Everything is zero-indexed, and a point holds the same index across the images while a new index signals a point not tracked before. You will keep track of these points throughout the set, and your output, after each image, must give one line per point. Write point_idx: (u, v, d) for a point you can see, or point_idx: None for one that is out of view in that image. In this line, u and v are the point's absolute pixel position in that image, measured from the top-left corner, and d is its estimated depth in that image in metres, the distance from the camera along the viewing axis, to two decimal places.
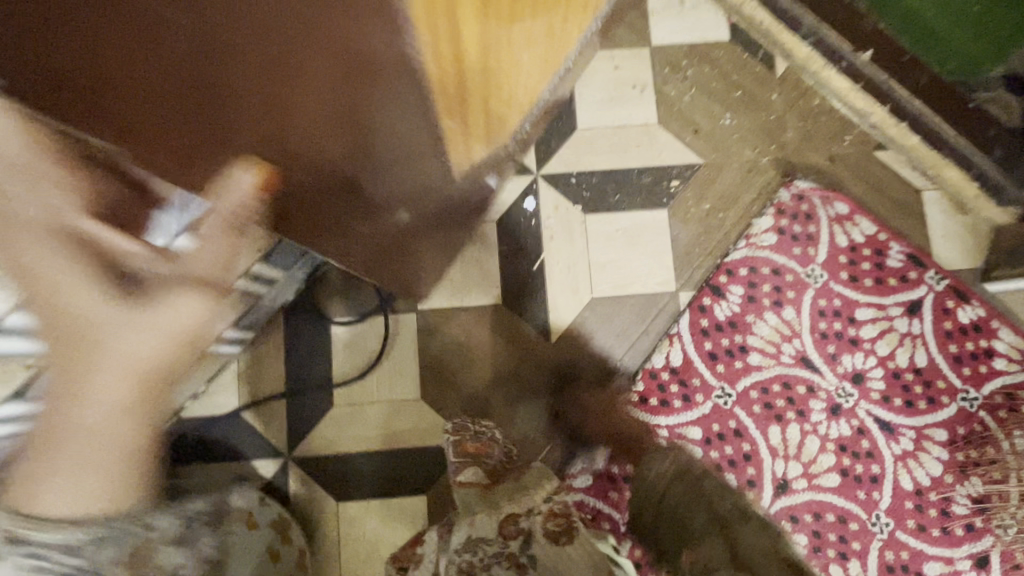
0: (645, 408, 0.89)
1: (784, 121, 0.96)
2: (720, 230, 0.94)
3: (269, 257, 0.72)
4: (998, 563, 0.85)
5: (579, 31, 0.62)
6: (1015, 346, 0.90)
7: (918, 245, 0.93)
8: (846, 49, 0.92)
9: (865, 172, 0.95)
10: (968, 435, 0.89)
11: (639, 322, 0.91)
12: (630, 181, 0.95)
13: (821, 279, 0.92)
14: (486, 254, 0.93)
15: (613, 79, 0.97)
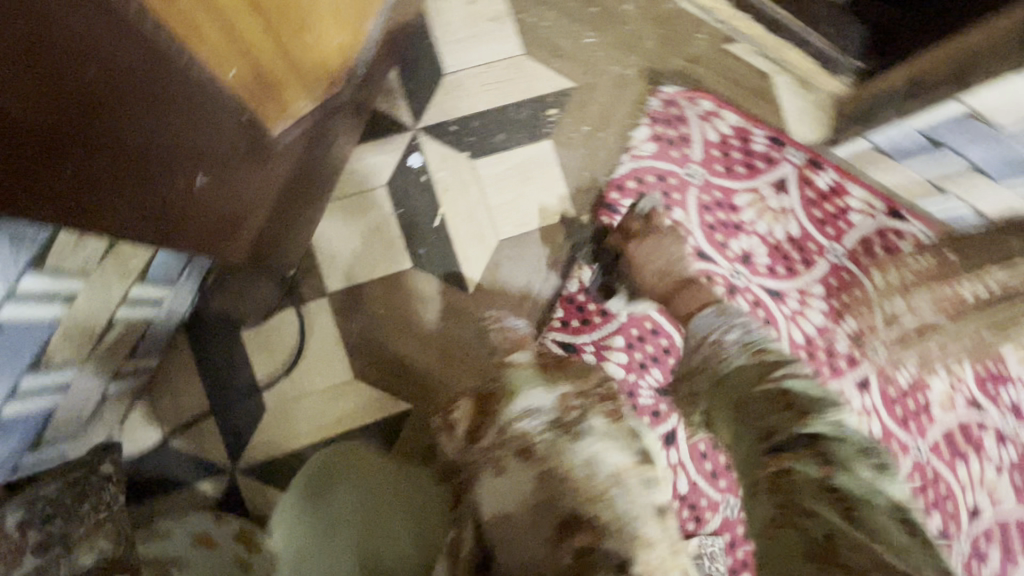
0: (568, 331, 0.94)
1: (641, 30, 0.98)
2: (604, 148, 0.97)
3: (147, 275, 0.64)
4: (876, 382, 1.02)
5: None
6: (865, 200, 1.04)
7: (775, 127, 1.02)
8: None
9: (720, 66, 1.01)
10: (840, 284, 1.03)
11: (546, 254, 0.95)
12: (509, 117, 0.95)
13: (700, 175, 0.99)
14: (384, 220, 0.91)
15: (470, 14, 0.94)
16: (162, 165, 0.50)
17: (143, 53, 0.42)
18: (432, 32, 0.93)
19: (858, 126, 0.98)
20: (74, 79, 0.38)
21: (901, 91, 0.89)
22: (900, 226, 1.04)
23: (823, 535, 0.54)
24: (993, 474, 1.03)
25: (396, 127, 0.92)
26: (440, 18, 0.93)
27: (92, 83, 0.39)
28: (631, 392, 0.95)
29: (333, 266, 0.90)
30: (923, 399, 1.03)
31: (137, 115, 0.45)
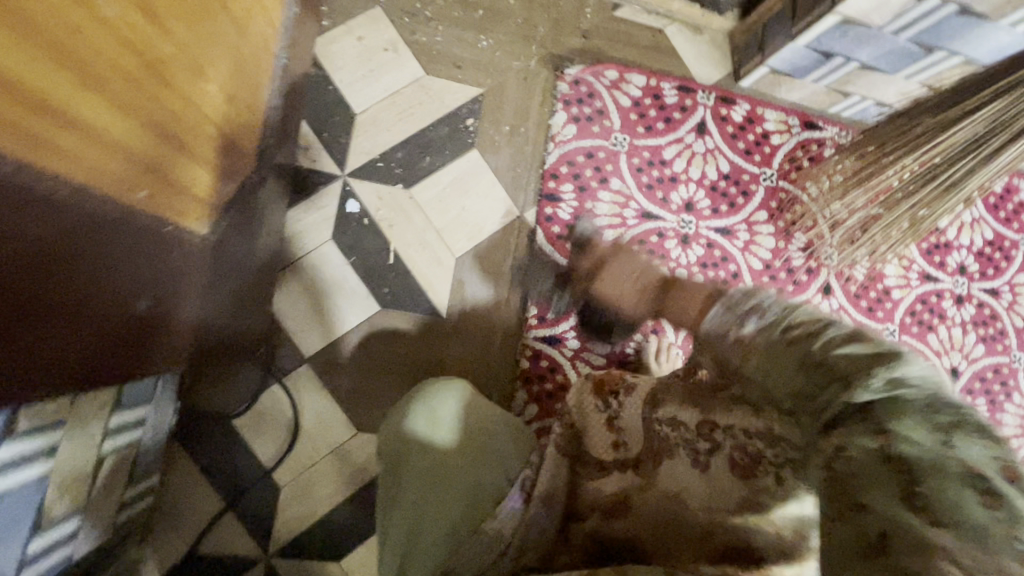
0: (546, 324, 0.97)
1: (531, 19, 1.00)
2: (529, 143, 0.99)
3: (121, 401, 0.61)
4: (836, 283, 1.10)
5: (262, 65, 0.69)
6: (780, 120, 1.09)
7: (681, 76, 1.06)
8: None
9: (615, 33, 1.04)
10: (780, 204, 1.08)
11: (505, 258, 0.97)
12: (430, 138, 0.95)
13: (625, 142, 1.02)
14: (340, 273, 0.91)
15: (364, 48, 0.93)
16: (71, 301, 0.44)
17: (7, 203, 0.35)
18: (330, 75, 0.92)
19: (757, 55, 1.03)
20: None
21: (785, 12, 0.95)
22: (818, 135, 1.11)
23: (876, 534, 0.34)
24: (960, 333, 1.14)
25: (322, 180, 0.91)
26: (334, 60, 0.92)
27: None
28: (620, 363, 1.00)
29: (304, 331, 0.90)
30: (882, 286, 1.12)
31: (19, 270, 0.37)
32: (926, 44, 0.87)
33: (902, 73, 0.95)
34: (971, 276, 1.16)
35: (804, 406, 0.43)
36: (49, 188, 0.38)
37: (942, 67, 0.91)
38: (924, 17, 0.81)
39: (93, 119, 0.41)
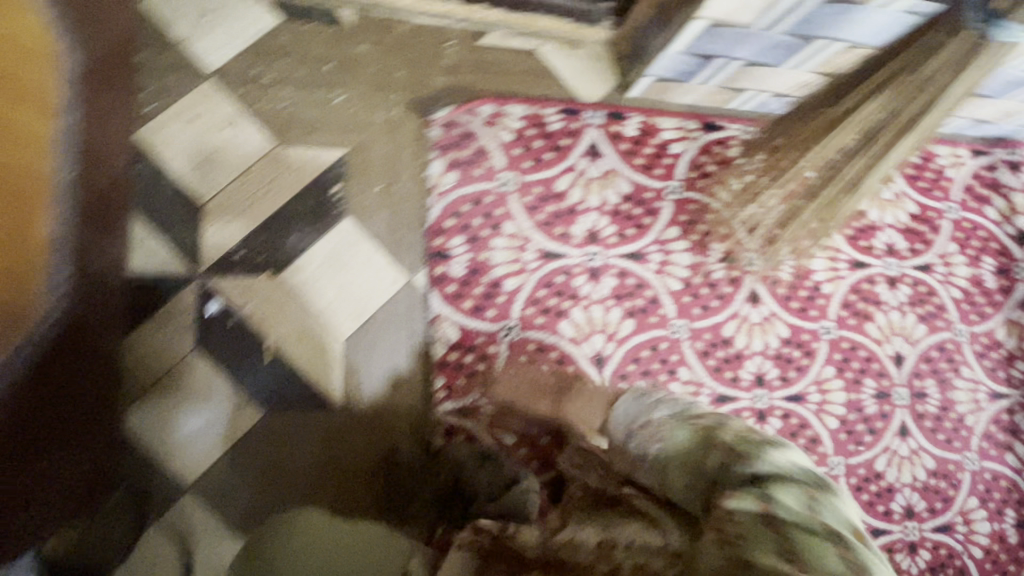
0: (456, 394, 0.89)
1: (386, 65, 0.91)
2: (407, 199, 0.90)
3: None
4: (763, 289, 1.03)
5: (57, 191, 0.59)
6: (678, 126, 1.02)
7: (563, 98, 0.98)
8: None
9: (482, 64, 0.95)
10: (691, 217, 1.01)
11: (400, 331, 0.89)
12: (294, 215, 0.86)
13: (513, 180, 0.94)
14: (212, 382, 0.82)
15: (202, 130, 0.84)
16: None
17: None
18: (168, 167, 0.83)
19: (637, 65, 0.95)
20: None
21: (654, 17, 0.87)
22: (720, 135, 1.04)
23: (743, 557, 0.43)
24: (898, 317, 1.09)
25: (175, 284, 0.81)
26: (170, 149, 0.83)
27: None
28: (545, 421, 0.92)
29: (180, 455, 0.80)
30: (812, 283, 1.06)
31: None
32: (803, 35, 0.80)
33: (788, 64, 0.88)
34: (902, 255, 1.11)
35: (696, 484, 0.55)
36: None
37: (828, 53, 0.84)
38: (792, 10, 0.74)
39: None
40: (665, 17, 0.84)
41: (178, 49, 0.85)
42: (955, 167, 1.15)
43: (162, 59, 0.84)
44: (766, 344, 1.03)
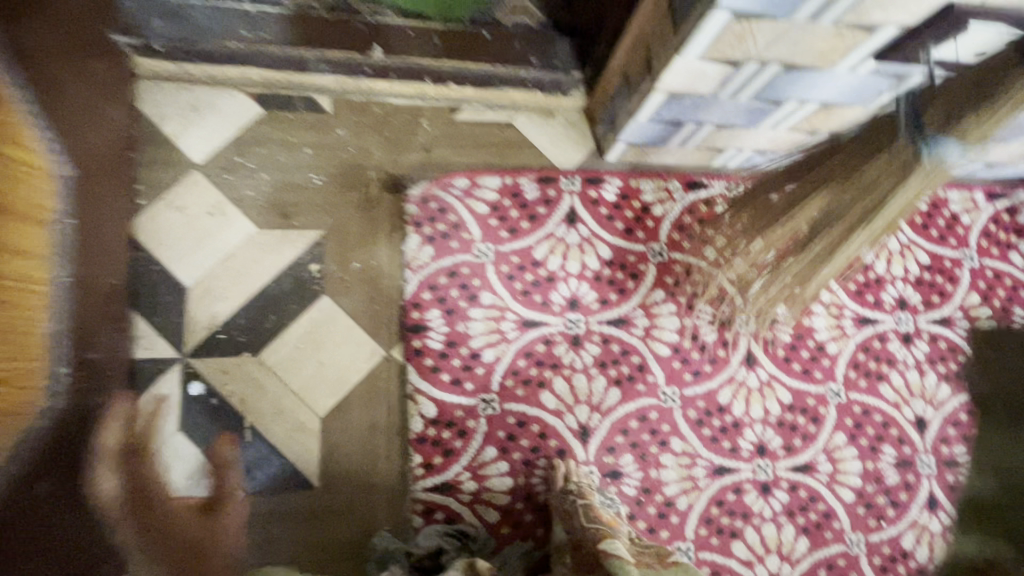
0: (434, 471, 0.88)
1: (364, 146, 0.95)
2: (384, 274, 0.92)
3: None
4: (760, 351, 0.98)
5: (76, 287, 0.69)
6: (659, 186, 1.00)
7: (539, 166, 0.98)
8: (359, 58, 0.90)
9: (457, 139, 0.97)
10: (677, 278, 0.98)
11: (377, 407, 0.88)
12: (273, 295, 0.89)
13: (490, 251, 0.94)
14: (192, 465, 0.83)
15: (189, 216, 0.89)
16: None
17: None
18: (154, 253, 0.87)
19: (611, 131, 0.94)
20: None
21: (622, 86, 0.87)
22: (704, 194, 1.01)
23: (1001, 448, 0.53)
24: (916, 376, 1.00)
25: (158, 368, 0.84)
26: (158, 235, 0.87)
27: None
28: (527, 497, 0.89)
29: None
30: (815, 342, 0.99)
31: None
32: (771, 99, 0.78)
33: (763, 125, 0.86)
34: (915, 308, 1.03)
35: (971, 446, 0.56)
36: None
37: (802, 114, 0.82)
38: (752, 79, 0.72)
39: None
40: (631, 85, 0.84)
41: (166, 142, 0.90)
42: (971, 212, 1.07)
43: (153, 152, 0.89)
44: (766, 410, 0.96)
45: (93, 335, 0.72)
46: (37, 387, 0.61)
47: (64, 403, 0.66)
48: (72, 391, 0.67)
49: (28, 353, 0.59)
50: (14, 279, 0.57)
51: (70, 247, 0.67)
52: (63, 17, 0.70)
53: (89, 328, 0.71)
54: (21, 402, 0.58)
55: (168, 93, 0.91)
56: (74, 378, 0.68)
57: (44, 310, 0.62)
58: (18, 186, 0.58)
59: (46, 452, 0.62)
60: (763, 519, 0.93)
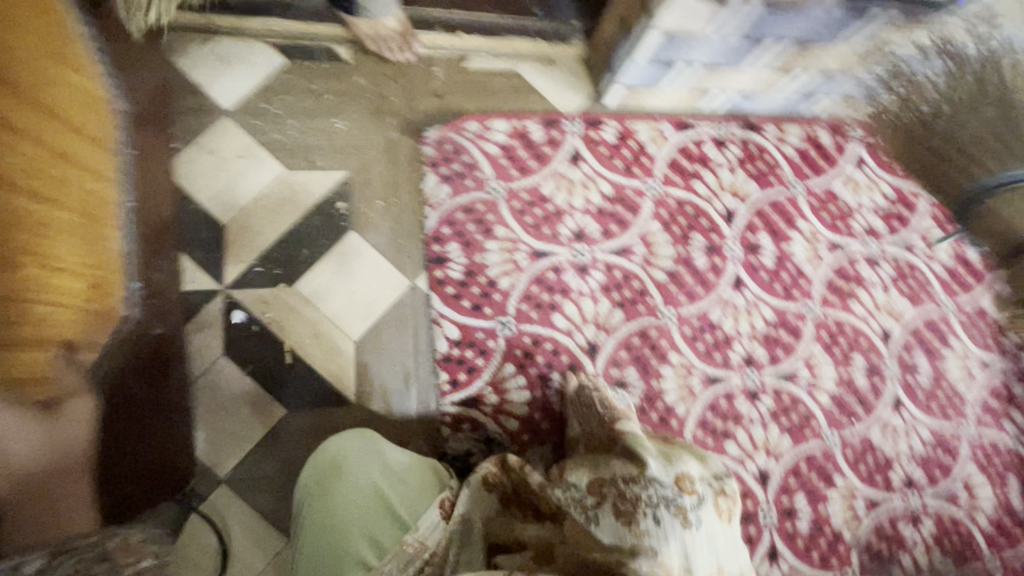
0: (459, 386, 0.96)
1: (381, 93, 1.01)
2: (405, 211, 1.00)
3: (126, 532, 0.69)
4: (746, 274, 1.09)
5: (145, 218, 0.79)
6: (652, 128, 1.10)
7: (544, 111, 1.07)
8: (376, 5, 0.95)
9: (468, 85, 1.05)
10: (671, 211, 1.08)
11: (405, 330, 0.97)
12: (305, 231, 0.96)
13: (502, 188, 1.03)
14: (240, 385, 0.91)
15: (222, 159, 0.95)
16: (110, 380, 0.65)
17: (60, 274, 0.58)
18: (191, 194, 0.93)
19: (609, 76, 1.03)
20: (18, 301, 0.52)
21: (619, 31, 0.96)
22: (693, 134, 1.11)
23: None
24: (882, 294, 1.13)
25: (202, 298, 0.91)
26: (194, 177, 0.94)
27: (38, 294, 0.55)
28: (543, 407, 0.98)
29: (215, 453, 0.89)
30: (793, 266, 1.11)
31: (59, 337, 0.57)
32: (754, 37, 0.88)
33: (747, 64, 0.96)
34: (880, 235, 1.15)
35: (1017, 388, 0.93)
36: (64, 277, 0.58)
37: (781, 51, 0.92)
38: (738, 16, 0.82)
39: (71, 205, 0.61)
40: (628, 28, 0.93)
41: (196, 90, 0.96)
42: None
43: (184, 100, 0.95)
44: (753, 327, 1.08)
45: (157, 264, 0.81)
46: (125, 291, 0.70)
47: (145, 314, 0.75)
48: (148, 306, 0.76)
49: (114, 260, 0.68)
50: (94, 194, 0.65)
51: (134, 174, 0.75)
52: None
53: (153, 255, 0.79)
54: (113, 303, 0.67)
55: (196, 44, 0.97)
56: (148, 294, 0.77)
57: (122, 227, 0.71)
58: (87, 112, 0.66)
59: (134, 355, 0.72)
60: (751, 421, 1.05)
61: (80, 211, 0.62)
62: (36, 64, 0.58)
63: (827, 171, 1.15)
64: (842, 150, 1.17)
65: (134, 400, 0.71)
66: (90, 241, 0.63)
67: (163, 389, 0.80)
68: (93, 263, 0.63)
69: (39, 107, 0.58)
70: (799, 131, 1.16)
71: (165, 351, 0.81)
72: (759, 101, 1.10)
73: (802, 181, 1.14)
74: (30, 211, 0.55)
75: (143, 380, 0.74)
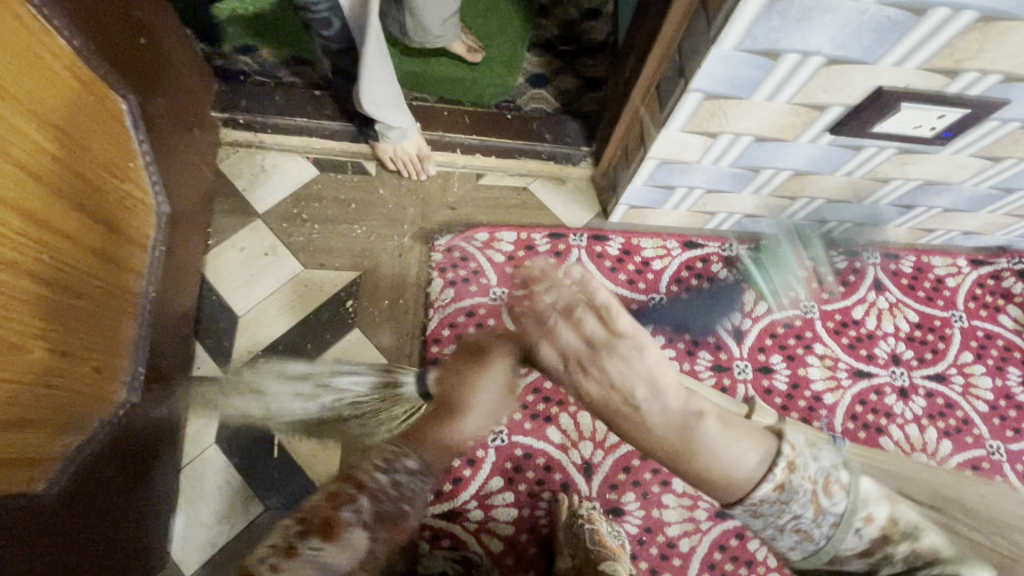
0: (444, 497, 0.92)
1: (400, 203, 1.10)
2: (410, 313, 1.03)
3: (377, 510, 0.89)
4: (759, 398, 1.03)
5: (167, 298, 0.86)
6: (658, 244, 1.12)
7: (551, 225, 1.12)
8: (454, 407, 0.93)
9: (481, 199, 1.13)
10: (676, 326, 1.06)
11: (394, 433, 0.96)
12: (312, 326, 1.01)
13: (505, 295, 1.05)
14: (226, 477, 0.92)
15: (246, 256, 1.04)
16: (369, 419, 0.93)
17: (80, 342, 0.65)
18: (215, 285, 1.01)
19: (614, 196, 1.08)
20: (36, 369, 0.58)
21: (622, 158, 1.02)
22: (700, 252, 1.12)
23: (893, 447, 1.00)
24: (916, 431, 1.03)
25: (206, 385, 0.96)
26: (221, 271, 1.02)
27: (64, 364, 0.62)
28: (531, 528, 0.92)
29: (188, 550, 0.88)
30: (811, 393, 1.04)
31: (60, 402, 0.62)
32: (751, 166, 0.91)
33: (747, 190, 0.99)
34: (909, 364, 1.07)
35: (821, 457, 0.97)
36: (69, 348, 0.63)
37: (779, 180, 0.95)
38: (730, 148, 0.86)
39: (101, 286, 0.69)
40: (628, 155, 0.99)
41: (237, 195, 1.07)
42: (955, 277, 1.15)
43: (227, 201, 1.07)
44: None
45: (162, 352, 0.85)
46: (117, 378, 0.73)
47: (138, 398, 0.77)
48: (144, 390, 0.78)
49: (114, 347, 0.72)
50: (112, 288, 0.71)
51: (157, 269, 0.82)
52: (171, 94, 0.89)
53: (159, 345, 0.84)
54: (96, 387, 0.69)
55: (247, 155, 1.10)
56: (146, 380, 0.80)
57: (132, 317, 0.76)
58: (124, 212, 0.74)
59: (120, 438, 0.74)
60: (767, 568, 0.93)
61: (94, 302, 0.68)
62: (86, 168, 0.66)
63: (844, 294, 1.12)
64: (860, 274, 1.14)
65: (109, 488, 0.71)
66: (97, 327, 0.68)
67: (143, 477, 0.80)
68: (93, 351, 0.68)
69: (81, 209, 0.65)
70: (812, 254, 1.15)
71: (153, 439, 0.82)
72: (766, 224, 1.12)
73: (817, 304, 1.11)
74: (52, 299, 0.60)
75: (124, 467, 0.75)
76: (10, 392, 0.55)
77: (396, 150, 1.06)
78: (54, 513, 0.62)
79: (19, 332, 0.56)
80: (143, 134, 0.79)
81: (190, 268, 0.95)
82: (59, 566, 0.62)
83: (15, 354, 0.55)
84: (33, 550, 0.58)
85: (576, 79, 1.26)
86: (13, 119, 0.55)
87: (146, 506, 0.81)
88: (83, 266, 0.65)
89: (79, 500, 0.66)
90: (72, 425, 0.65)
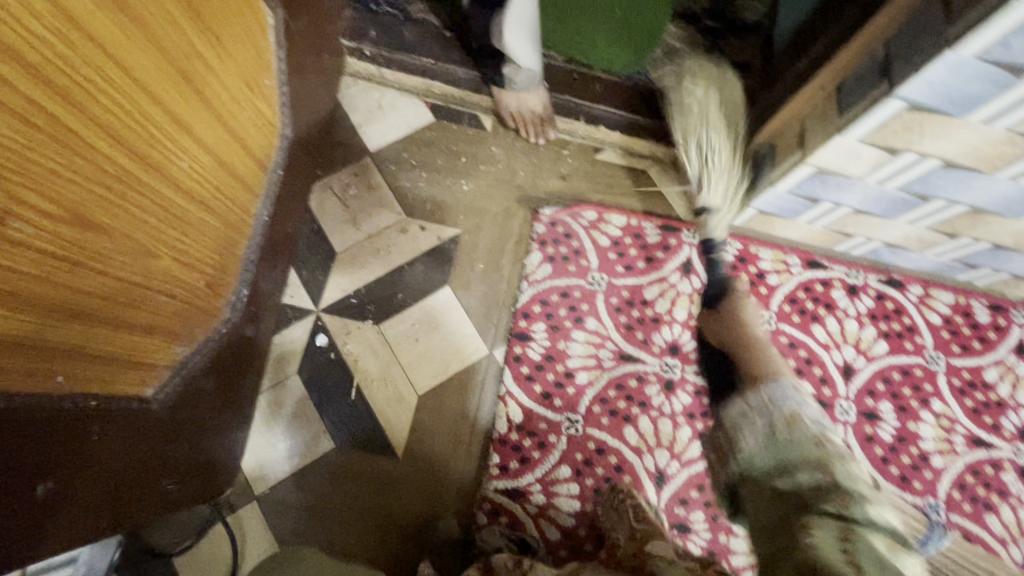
0: (508, 474, 0.90)
1: (511, 165, 1.05)
2: (502, 280, 0.99)
3: (429, 484, 0.90)
4: (857, 444, 0.94)
5: (276, 222, 0.86)
6: (777, 258, 1.03)
7: (664, 216, 1.04)
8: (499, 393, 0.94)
9: (595, 175, 1.06)
10: (781, 349, 0.98)
11: (468, 398, 0.94)
12: (406, 274, 0.99)
13: (604, 281, 1.00)
14: (304, 407, 0.93)
15: (353, 193, 1.02)
16: (410, 397, 0.94)
17: (199, 257, 0.65)
18: (318, 218, 1.01)
19: (743, 197, 0.99)
20: (165, 275, 0.58)
21: (765, 157, 0.92)
22: (822, 275, 1.02)
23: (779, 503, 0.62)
24: None
25: (296, 314, 0.96)
26: (326, 204, 1.01)
27: (185, 276, 0.62)
28: (591, 524, 0.89)
29: (258, 472, 0.90)
30: (918, 451, 0.94)
31: (176, 312, 0.63)
32: (919, 193, 0.79)
33: (902, 218, 0.88)
34: None
35: None
36: (192, 261, 0.63)
37: (948, 214, 0.83)
38: (907, 170, 0.75)
39: (226, 205, 0.69)
40: (775, 156, 0.89)
41: (352, 129, 1.05)
42: None
43: (340, 135, 1.05)
44: None
45: (263, 276, 0.85)
46: (223, 295, 0.73)
47: (237, 319, 0.78)
48: (244, 311, 0.80)
49: (226, 266, 0.72)
50: (234, 205, 0.71)
51: (272, 193, 0.81)
52: (313, 14, 0.86)
53: (262, 269, 0.84)
54: (206, 304, 0.69)
55: (367, 90, 1.08)
56: (247, 302, 0.80)
57: (245, 238, 0.76)
58: (254, 130, 0.73)
59: (217, 355, 0.75)
60: None
61: (218, 218, 0.67)
62: (233, 80, 0.65)
63: (979, 352, 1.00)
64: (1003, 332, 1.01)
65: (204, 399, 0.73)
66: (216, 243, 0.68)
67: (231, 395, 0.82)
68: (210, 266, 0.68)
69: (222, 121, 0.64)
70: (950, 299, 1.02)
71: (244, 357, 0.84)
72: (907, 257, 1.00)
73: (944, 356, 0.99)
74: (186, 209, 0.60)
75: (218, 381, 0.76)
76: (140, 295, 0.55)
77: (519, 101, 1.01)
78: (158, 420, 0.63)
79: (154, 240, 0.55)
80: (282, 51, 0.76)
81: (299, 197, 0.95)
82: (154, 464, 0.64)
83: (147, 261, 0.55)
84: (137, 450, 0.59)
85: (719, 60, 1.14)
86: (179, 20, 0.53)
87: (230, 420, 0.83)
88: (213, 179, 0.64)
89: (179, 406, 0.67)
90: (182, 336, 0.66)
